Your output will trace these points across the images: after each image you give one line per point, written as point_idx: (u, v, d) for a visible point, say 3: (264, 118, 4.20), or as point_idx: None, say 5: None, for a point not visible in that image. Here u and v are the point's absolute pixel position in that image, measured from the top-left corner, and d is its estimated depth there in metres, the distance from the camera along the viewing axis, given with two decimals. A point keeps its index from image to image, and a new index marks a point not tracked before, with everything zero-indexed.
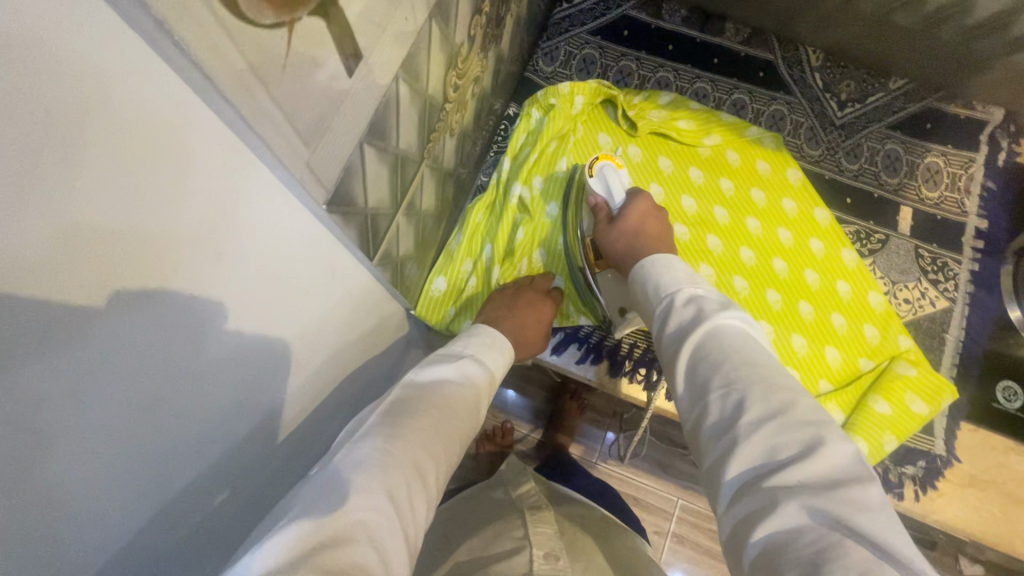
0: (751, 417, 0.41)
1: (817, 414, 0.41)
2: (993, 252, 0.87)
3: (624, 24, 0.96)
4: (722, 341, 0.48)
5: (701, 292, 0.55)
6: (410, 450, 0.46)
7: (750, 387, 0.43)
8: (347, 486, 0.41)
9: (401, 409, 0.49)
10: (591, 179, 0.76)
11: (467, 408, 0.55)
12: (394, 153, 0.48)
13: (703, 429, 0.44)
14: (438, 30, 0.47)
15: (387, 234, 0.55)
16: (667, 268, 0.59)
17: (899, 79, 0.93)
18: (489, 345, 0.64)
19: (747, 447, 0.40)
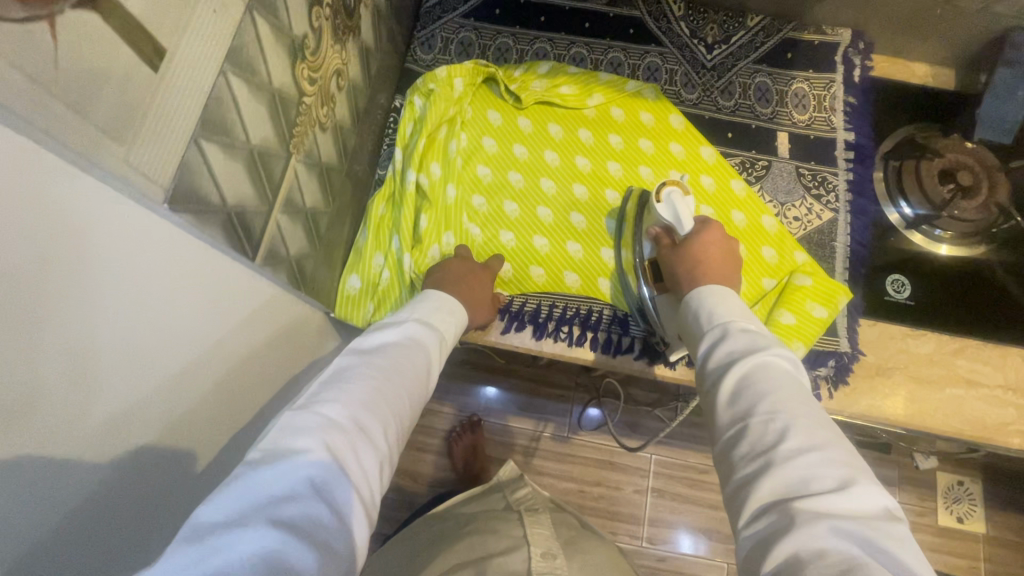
0: (791, 445, 0.46)
1: (851, 456, 0.47)
2: (863, 161, 0.94)
3: (493, 3, 0.98)
4: (773, 374, 0.53)
5: (754, 328, 0.59)
6: (357, 408, 0.50)
7: (795, 420, 0.48)
8: (294, 450, 0.44)
9: (346, 373, 0.53)
10: (659, 203, 0.76)
11: (412, 371, 0.58)
12: (246, 150, 0.49)
13: (740, 445, 0.49)
14: (266, 23, 0.48)
15: (268, 233, 0.56)
16: (725, 302, 0.63)
17: (756, 16, 0.99)
18: (438, 307, 0.68)
19: (784, 471, 0.45)
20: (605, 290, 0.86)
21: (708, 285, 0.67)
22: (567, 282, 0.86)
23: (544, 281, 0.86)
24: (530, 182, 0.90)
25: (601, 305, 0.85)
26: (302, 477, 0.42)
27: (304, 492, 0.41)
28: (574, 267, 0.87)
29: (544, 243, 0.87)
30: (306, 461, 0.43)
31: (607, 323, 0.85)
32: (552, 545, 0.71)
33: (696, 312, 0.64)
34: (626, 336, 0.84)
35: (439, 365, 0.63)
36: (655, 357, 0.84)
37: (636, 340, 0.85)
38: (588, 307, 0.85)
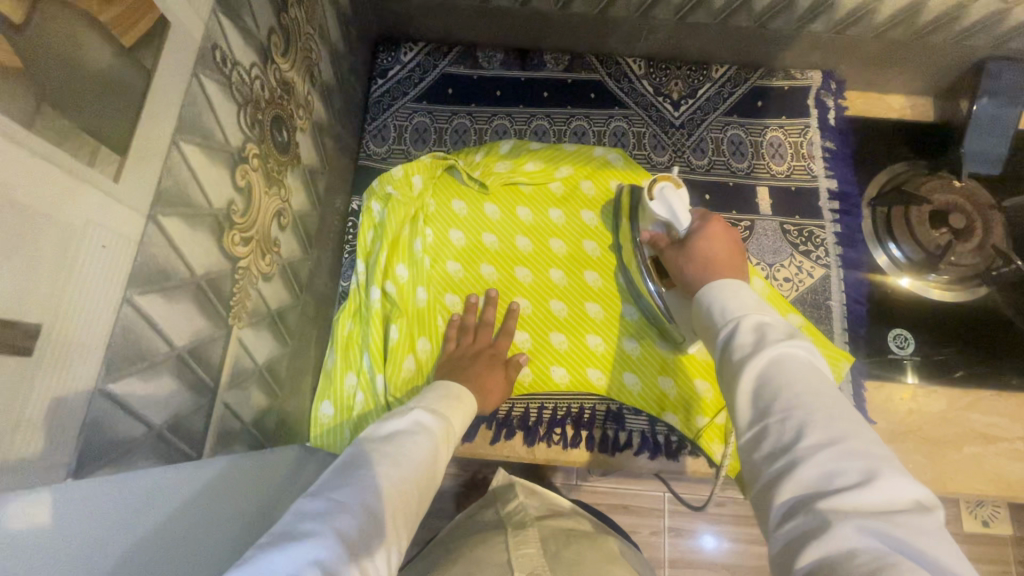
0: (811, 443, 0.39)
1: (879, 445, 0.39)
2: (849, 210, 0.90)
3: (445, 83, 0.93)
4: (790, 367, 0.44)
5: (770, 319, 0.50)
6: (371, 502, 0.45)
7: (811, 414, 0.41)
8: (307, 535, 0.40)
9: (359, 459, 0.49)
10: (651, 203, 0.71)
11: (429, 462, 0.52)
12: (173, 358, 0.43)
13: (760, 446, 0.43)
14: (178, 218, 0.42)
15: (213, 421, 0.51)
16: (736, 294, 0.53)
17: (721, 66, 0.95)
18: (449, 393, 0.63)
19: (802, 470, 0.38)
20: (597, 381, 0.81)
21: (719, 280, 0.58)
22: (554, 378, 0.81)
23: (530, 379, 0.80)
24: (502, 273, 0.85)
25: (593, 401, 0.81)
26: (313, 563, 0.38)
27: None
28: (560, 361, 0.81)
29: (525, 338, 0.82)
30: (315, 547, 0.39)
31: (601, 420, 0.81)
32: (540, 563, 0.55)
33: (702, 306, 0.54)
34: (623, 431, 0.80)
35: (450, 454, 0.57)
36: (656, 449, 0.80)
37: (634, 433, 0.81)
38: (580, 406, 0.81)
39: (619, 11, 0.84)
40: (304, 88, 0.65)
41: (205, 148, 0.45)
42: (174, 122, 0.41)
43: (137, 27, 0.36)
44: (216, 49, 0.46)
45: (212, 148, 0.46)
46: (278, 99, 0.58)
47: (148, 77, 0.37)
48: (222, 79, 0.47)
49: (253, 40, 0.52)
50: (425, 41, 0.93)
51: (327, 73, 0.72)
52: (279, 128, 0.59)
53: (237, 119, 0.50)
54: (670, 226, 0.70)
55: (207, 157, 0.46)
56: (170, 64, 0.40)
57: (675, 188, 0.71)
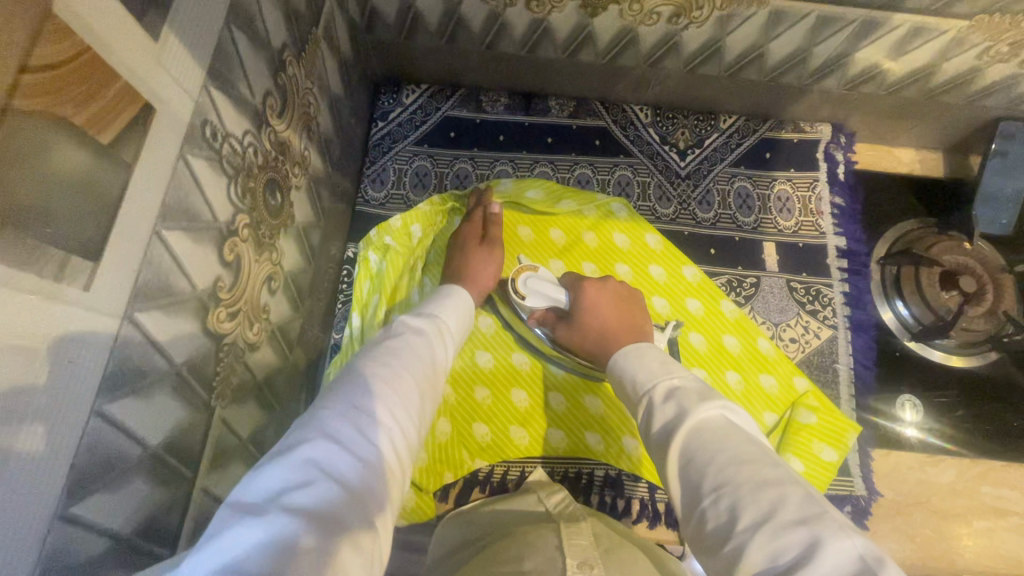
0: (747, 522, 0.37)
1: (812, 506, 0.37)
2: (857, 269, 0.88)
3: (447, 126, 0.91)
4: (705, 437, 0.44)
5: (680, 382, 0.51)
6: (379, 398, 0.43)
7: (740, 488, 0.39)
8: (297, 441, 0.37)
9: (362, 364, 0.46)
10: (525, 301, 0.75)
11: (418, 358, 0.49)
12: (148, 457, 0.40)
13: (705, 535, 0.40)
14: (157, 311, 0.40)
15: (191, 512, 0.48)
16: (640, 361, 0.56)
17: (729, 116, 0.93)
18: (454, 307, 0.61)
19: (745, 558, 0.36)
20: (596, 445, 0.78)
21: (614, 361, 0.59)
22: (551, 441, 0.78)
23: (526, 443, 0.78)
24: (501, 326, 0.82)
25: (592, 465, 0.78)
26: (307, 466, 0.35)
27: (312, 479, 0.34)
28: (558, 422, 0.79)
29: (523, 397, 0.79)
30: (305, 452, 0.36)
31: (599, 485, 0.78)
32: (592, 553, 0.51)
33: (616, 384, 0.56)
34: (622, 498, 0.77)
35: (449, 351, 0.55)
36: (656, 517, 0.77)
37: (633, 500, 0.77)
38: (577, 470, 0.78)
39: (627, 61, 0.82)
40: (300, 144, 0.62)
41: (190, 231, 0.43)
42: (157, 211, 0.38)
43: (115, 121, 0.33)
44: (206, 125, 0.43)
45: (198, 229, 0.44)
46: (272, 161, 0.55)
47: (127, 173, 0.35)
48: (211, 154, 0.44)
49: (246, 107, 0.49)
50: (427, 83, 0.91)
51: (325, 124, 0.69)
52: (272, 192, 0.56)
53: (227, 192, 0.47)
54: (557, 307, 0.76)
55: (192, 240, 0.43)
56: (154, 151, 0.37)
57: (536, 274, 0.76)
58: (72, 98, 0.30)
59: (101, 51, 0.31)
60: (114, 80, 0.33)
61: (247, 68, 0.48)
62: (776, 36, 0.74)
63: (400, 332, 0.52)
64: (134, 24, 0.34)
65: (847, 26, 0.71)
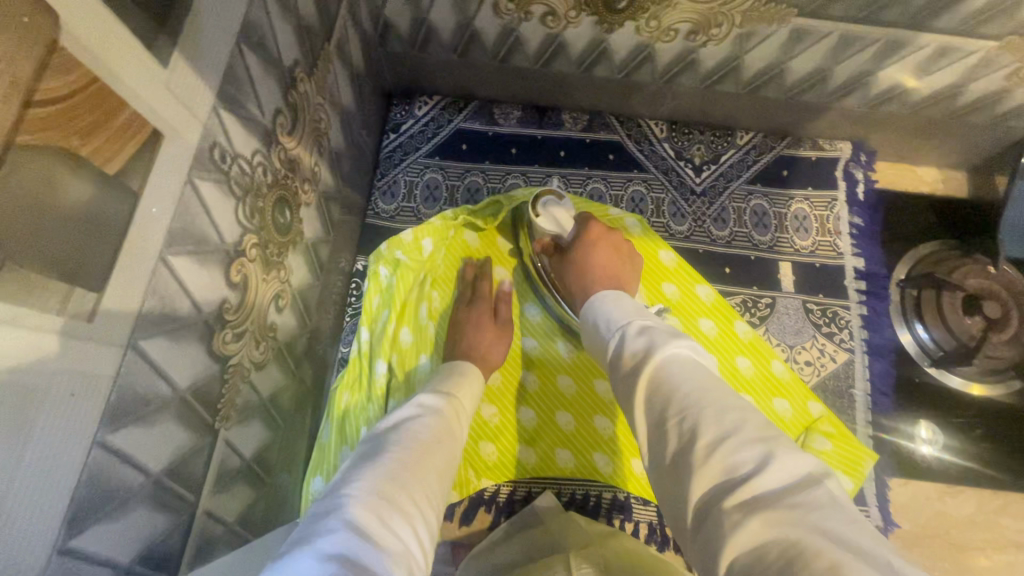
0: (706, 439, 0.37)
1: (767, 428, 0.37)
2: (876, 291, 0.85)
3: (459, 139, 0.90)
4: (674, 370, 0.43)
5: (655, 325, 0.51)
6: (389, 482, 0.44)
7: (702, 409, 0.38)
8: (316, 536, 0.38)
9: (367, 452, 0.48)
10: (537, 219, 0.75)
11: (432, 441, 0.51)
12: (151, 484, 0.40)
13: (662, 457, 0.39)
14: (162, 337, 0.39)
15: (194, 535, 0.47)
16: (615, 304, 0.56)
17: (746, 132, 0.91)
18: (457, 379, 0.63)
19: (703, 470, 0.35)
20: (605, 468, 0.76)
21: (591, 299, 0.60)
22: (559, 461, 0.77)
23: (533, 463, 0.76)
24: (524, 279, 0.84)
25: (599, 487, 0.77)
26: (329, 559, 0.36)
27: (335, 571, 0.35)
28: (566, 442, 0.77)
29: (531, 415, 0.78)
30: (325, 547, 0.37)
31: (606, 506, 0.77)
32: None
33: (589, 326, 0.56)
34: (629, 521, 0.77)
35: (458, 428, 0.56)
36: (664, 542, 0.76)
37: (641, 524, 0.77)
38: (584, 491, 0.77)
39: (643, 77, 0.81)
40: (310, 160, 0.62)
41: (197, 255, 0.42)
42: (164, 237, 0.38)
43: (122, 151, 0.33)
44: (215, 147, 0.42)
45: (205, 252, 0.43)
46: (282, 180, 0.55)
47: (135, 201, 0.34)
48: (220, 176, 0.44)
49: (256, 126, 0.48)
50: (440, 95, 0.91)
51: (336, 139, 0.69)
52: (281, 211, 0.56)
53: (235, 213, 0.47)
54: (557, 237, 0.77)
55: (198, 263, 0.42)
56: (162, 177, 0.37)
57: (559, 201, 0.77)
58: (77, 130, 0.29)
59: (107, 80, 0.31)
60: (121, 108, 0.32)
61: (258, 88, 0.48)
62: (797, 53, 0.72)
63: (405, 416, 0.54)
64: (143, 51, 0.33)
65: (871, 44, 0.69)
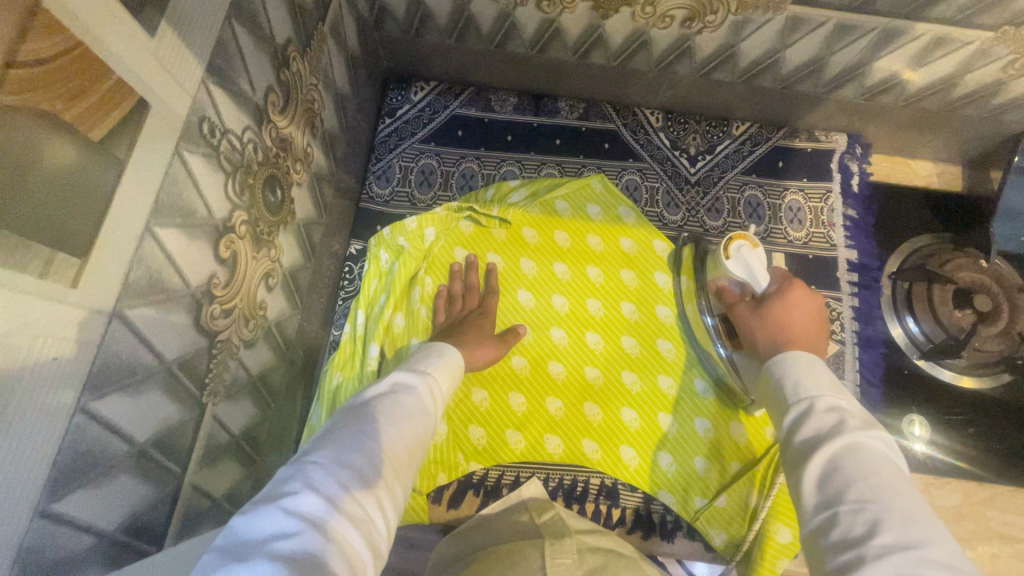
0: (883, 540, 0.37)
1: (962, 562, 0.36)
2: (868, 283, 0.85)
3: (455, 125, 0.90)
4: (864, 458, 0.43)
5: (846, 405, 0.50)
6: (355, 450, 0.46)
7: (886, 510, 0.39)
8: (282, 496, 0.41)
9: (341, 418, 0.50)
10: (728, 262, 0.68)
11: (407, 416, 0.52)
12: (133, 456, 0.40)
13: (828, 537, 0.41)
14: (149, 308, 0.39)
15: (180, 508, 0.48)
16: (808, 371, 0.53)
17: (741, 123, 0.91)
18: (439, 357, 0.63)
19: (871, 564, 0.36)
20: (592, 453, 0.76)
21: (774, 358, 0.57)
22: (549, 447, 0.77)
23: (522, 448, 0.77)
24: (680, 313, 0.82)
25: (586, 473, 0.77)
26: (294, 519, 0.38)
27: (298, 531, 0.37)
28: (555, 428, 0.78)
29: (521, 401, 0.78)
30: (290, 506, 0.39)
31: (594, 494, 0.77)
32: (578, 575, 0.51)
33: (771, 386, 0.55)
34: (616, 509, 0.76)
35: (434, 403, 0.57)
36: (650, 529, 0.76)
37: (627, 511, 0.76)
38: (572, 477, 0.77)
39: (639, 64, 0.81)
40: (303, 141, 0.62)
41: (185, 229, 0.42)
42: (150, 207, 0.38)
43: (108, 117, 0.33)
44: (204, 120, 0.42)
45: (193, 225, 0.43)
46: (273, 158, 0.55)
47: (120, 167, 0.34)
48: (209, 151, 0.44)
49: (247, 102, 0.49)
50: (435, 81, 0.90)
51: (330, 121, 0.69)
52: (272, 189, 0.56)
53: (224, 189, 0.47)
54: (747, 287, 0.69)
55: (187, 236, 0.43)
56: (148, 147, 0.37)
57: (754, 248, 0.68)
58: (59, 94, 0.29)
59: (92, 45, 0.31)
60: (106, 74, 0.32)
61: (249, 64, 0.48)
62: (793, 42, 0.72)
63: (385, 387, 0.55)
64: (128, 18, 0.34)
65: (867, 34, 0.69)
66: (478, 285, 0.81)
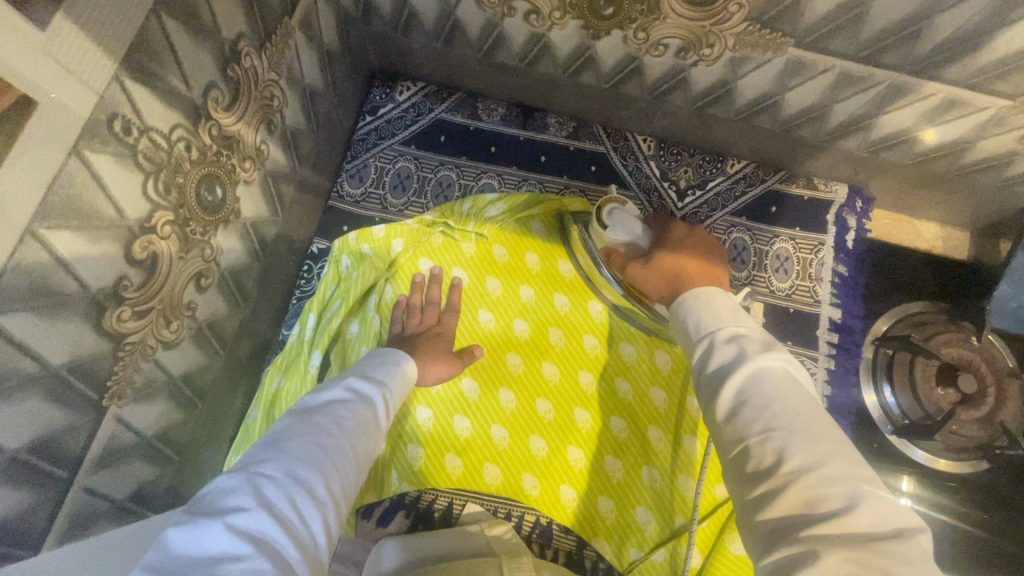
0: (790, 466, 0.39)
1: (858, 472, 0.39)
2: (848, 346, 0.81)
3: (438, 130, 0.87)
4: (767, 384, 0.45)
5: (743, 332, 0.52)
6: (309, 462, 0.43)
7: (790, 436, 0.41)
8: (228, 508, 0.37)
9: (291, 425, 0.47)
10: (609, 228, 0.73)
11: (359, 429, 0.50)
12: (1, 463, 0.39)
13: (742, 468, 0.42)
14: (25, 314, 0.37)
15: (67, 510, 0.46)
16: (707, 305, 0.56)
17: (738, 160, 0.86)
18: (396, 368, 0.62)
19: (782, 497, 0.37)
20: (531, 490, 0.74)
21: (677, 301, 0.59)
22: (487, 477, 0.74)
23: (460, 473, 0.74)
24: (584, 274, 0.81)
25: (522, 508, 0.74)
26: (240, 537, 0.35)
27: (249, 550, 0.35)
28: (497, 459, 0.75)
29: (466, 426, 0.76)
30: (236, 522, 0.36)
31: (527, 532, 0.74)
32: None
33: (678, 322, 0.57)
34: (549, 548, 0.74)
35: (387, 418, 0.56)
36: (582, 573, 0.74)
37: (559, 552, 0.74)
38: (507, 510, 0.74)
39: (632, 89, 0.76)
40: (255, 138, 0.59)
41: (83, 231, 0.40)
42: (33, 211, 0.36)
43: None
44: (115, 118, 0.40)
45: (95, 226, 0.41)
46: (212, 156, 0.52)
47: None
48: (121, 150, 0.41)
49: (178, 99, 0.46)
50: (423, 82, 0.87)
51: (294, 118, 0.66)
52: (210, 188, 0.53)
53: (141, 189, 0.45)
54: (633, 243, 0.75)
55: (83, 238, 0.40)
56: (30, 149, 0.34)
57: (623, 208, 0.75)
58: None
59: None
60: None
61: (183, 60, 0.45)
62: (794, 85, 0.67)
63: (336, 397, 0.52)
64: (8, 11, 0.31)
65: (873, 87, 0.64)
66: (440, 300, 0.78)
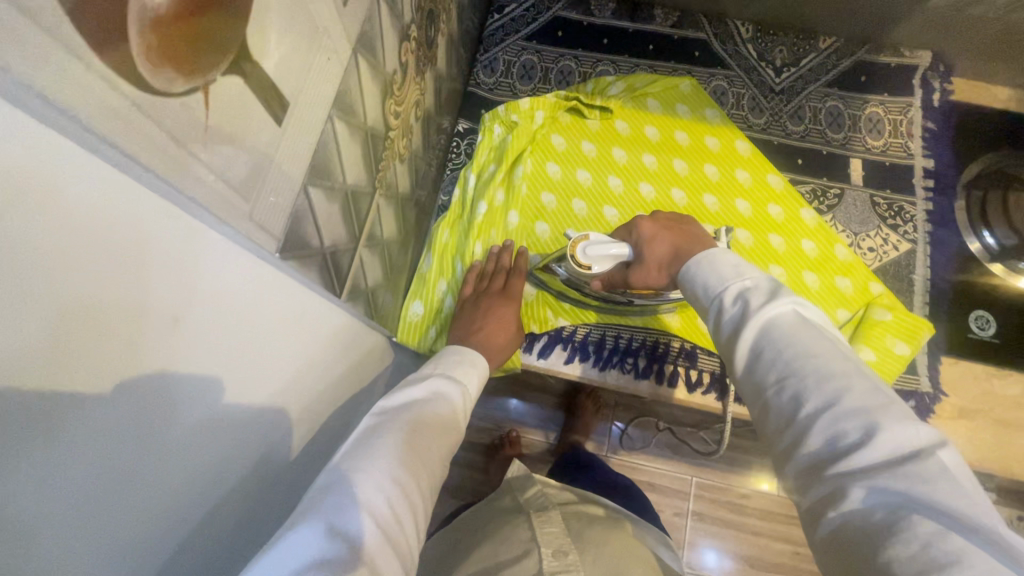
0: (810, 408, 0.37)
1: (880, 395, 0.36)
2: (942, 189, 0.90)
3: (556, 25, 0.97)
4: (777, 338, 0.41)
5: (754, 281, 0.46)
6: (400, 464, 0.44)
7: (808, 379, 0.38)
8: (327, 508, 0.38)
9: (381, 422, 0.48)
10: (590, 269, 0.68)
11: (441, 425, 0.51)
12: (342, 190, 0.48)
13: (766, 420, 0.40)
14: (366, 64, 0.47)
15: (352, 269, 0.56)
16: (713, 264, 0.49)
17: (828, 38, 0.96)
18: (470, 365, 0.62)
19: (803, 443, 0.36)
20: (673, 323, 0.83)
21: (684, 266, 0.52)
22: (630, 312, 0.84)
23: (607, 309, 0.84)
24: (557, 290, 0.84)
25: (668, 337, 0.83)
26: (338, 540, 0.36)
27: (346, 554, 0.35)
28: None
29: None
30: (338, 525, 0.37)
31: (673, 357, 0.83)
32: (565, 540, 0.57)
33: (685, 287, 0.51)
34: (694, 369, 0.82)
35: (465, 420, 0.56)
36: (724, 391, 0.82)
37: (704, 373, 0.83)
38: (653, 339, 0.84)
39: None
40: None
41: (390, 11, 0.50)
42: None
43: None
44: None
45: (392, 13, 0.51)
46: None
47: None
48: None
49: None
50: None
51: None
52: (430, 24, 0.64)
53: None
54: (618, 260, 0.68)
55: (388, 19, 0.50)
56: None
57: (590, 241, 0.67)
58: None
59: None
60: None
61: None
62: None
63: (423, 394, 0.53)
64: None
65: None
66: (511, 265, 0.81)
